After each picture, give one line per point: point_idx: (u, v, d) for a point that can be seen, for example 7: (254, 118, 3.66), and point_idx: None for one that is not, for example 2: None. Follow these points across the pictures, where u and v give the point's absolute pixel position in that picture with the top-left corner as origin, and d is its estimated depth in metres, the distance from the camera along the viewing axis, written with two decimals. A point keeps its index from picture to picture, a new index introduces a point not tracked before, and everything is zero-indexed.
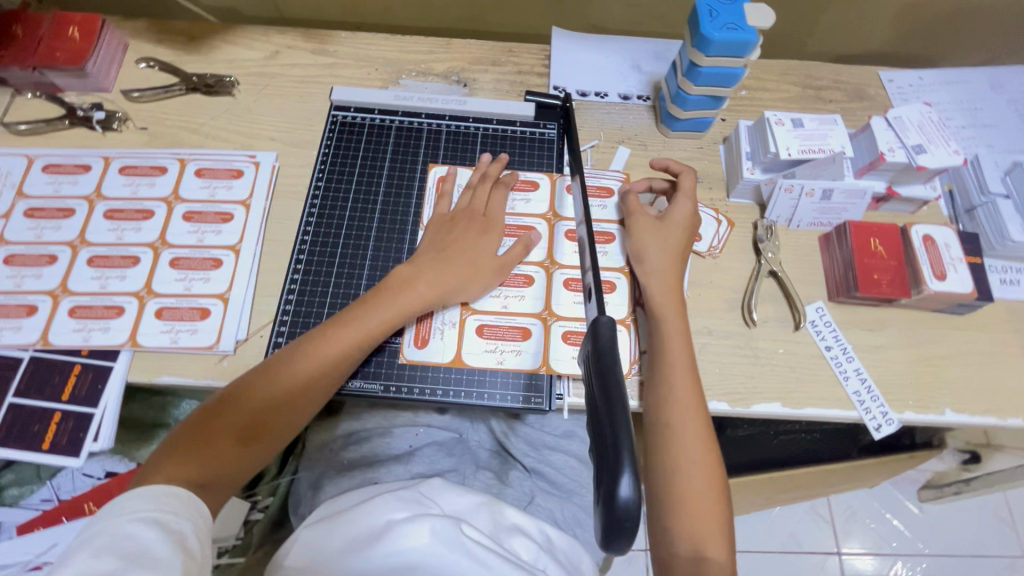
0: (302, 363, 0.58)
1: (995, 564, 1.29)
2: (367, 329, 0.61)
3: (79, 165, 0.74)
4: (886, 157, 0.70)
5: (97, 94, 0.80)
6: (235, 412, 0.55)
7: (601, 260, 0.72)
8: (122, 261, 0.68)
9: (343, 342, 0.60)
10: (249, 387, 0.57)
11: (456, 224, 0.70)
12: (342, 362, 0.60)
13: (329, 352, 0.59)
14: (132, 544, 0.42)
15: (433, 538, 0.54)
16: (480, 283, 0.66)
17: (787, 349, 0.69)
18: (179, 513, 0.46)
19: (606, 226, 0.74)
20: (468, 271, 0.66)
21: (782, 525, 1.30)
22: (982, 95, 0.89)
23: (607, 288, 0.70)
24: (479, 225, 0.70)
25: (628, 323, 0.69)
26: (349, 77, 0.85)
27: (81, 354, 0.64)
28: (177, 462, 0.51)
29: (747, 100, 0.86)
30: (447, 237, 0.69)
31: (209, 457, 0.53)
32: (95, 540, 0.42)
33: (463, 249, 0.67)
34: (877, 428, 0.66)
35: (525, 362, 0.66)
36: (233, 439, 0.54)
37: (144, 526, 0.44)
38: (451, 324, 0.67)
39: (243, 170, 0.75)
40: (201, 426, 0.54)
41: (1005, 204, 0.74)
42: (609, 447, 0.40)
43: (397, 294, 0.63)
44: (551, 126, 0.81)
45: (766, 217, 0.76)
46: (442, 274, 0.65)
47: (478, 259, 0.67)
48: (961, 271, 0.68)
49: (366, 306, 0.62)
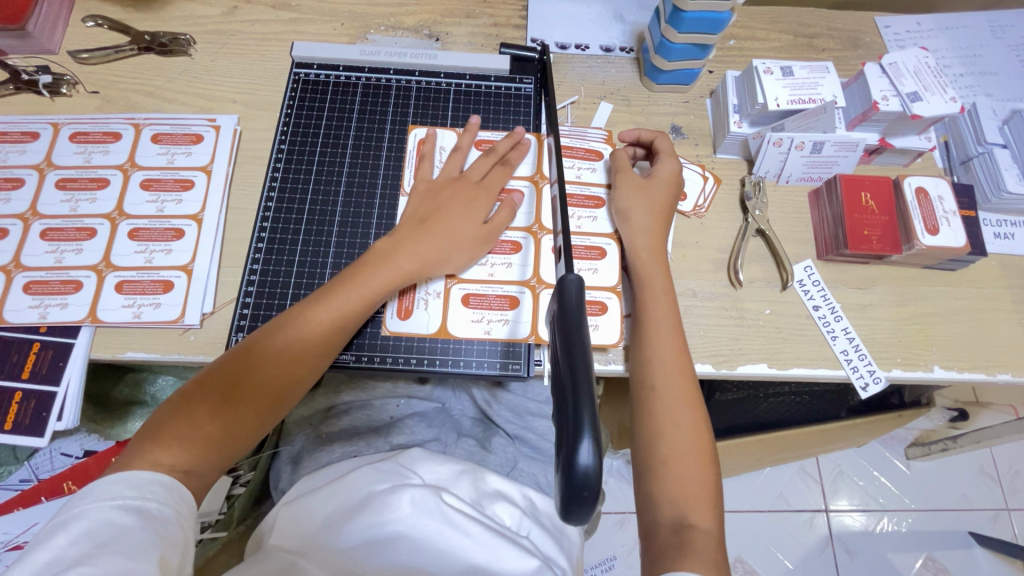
0: (285, 341, 0.54)
1: (980, 517, 1.31)
2: (351, 303, 0.57)
3: (27, 132, 0.70)
4: (879, 106, 0.66)
5: (43, 56, 0.75)
6: (218, 396, 0.51)
7: (592, 226, 0.69)
8: (78, 233, 0.65)
9: (328, 317, 0.56)
10: (229, 368, 0.53)
11: (440, 189, 0.66)
12: (328, 339, 0.56)
13: (313, 328, 0.55)
14: (110, 535, 0.40)
15: (412, 509, 0.53)
16: (466, 253, 0.63)
17: (774, 310, 0.67)
18: (162, 500, 0.45)
19: (597, 189, 0.71)
20: (455, 242, 0.62)
21: (772, 486, 1.32)
22: (983, 40, 0.84)
23: (598, 254, 0.68)
24: (468, 191, 0.66)
25: (620, 291, 0.66)
26: (313, 33, 0.79)
27: (39, 331, 0.61)
28: (155, 450, 0.48)
29: (736, 49, 0.81)
30: (430, 204, 0.64)
31: (191, 445, 0.49)
32: (73, 524, 0.41)
33: (451, 218, 0.63)
34: (865, 387, 0.64)
35: (511, 331, 0.64)
36: (218, 425, 0.50)
37: (124, 516, 0.42)
38: (436, 294, 0.65)
39: (203, 134, 0.71)
40: (179, 413, 0.50)
41: (1002, 153, 0.71)
42: (569, 410, 0.37)
43: (381, 265, 0.59)
44: (527, 81, 0.77)
45: (754, 172, 0.73)
46: (427, 245, 0.61)
47: (463, 225, 0.63)
48: (954, 225, 0.66)
49: (350, 281, 0.58)
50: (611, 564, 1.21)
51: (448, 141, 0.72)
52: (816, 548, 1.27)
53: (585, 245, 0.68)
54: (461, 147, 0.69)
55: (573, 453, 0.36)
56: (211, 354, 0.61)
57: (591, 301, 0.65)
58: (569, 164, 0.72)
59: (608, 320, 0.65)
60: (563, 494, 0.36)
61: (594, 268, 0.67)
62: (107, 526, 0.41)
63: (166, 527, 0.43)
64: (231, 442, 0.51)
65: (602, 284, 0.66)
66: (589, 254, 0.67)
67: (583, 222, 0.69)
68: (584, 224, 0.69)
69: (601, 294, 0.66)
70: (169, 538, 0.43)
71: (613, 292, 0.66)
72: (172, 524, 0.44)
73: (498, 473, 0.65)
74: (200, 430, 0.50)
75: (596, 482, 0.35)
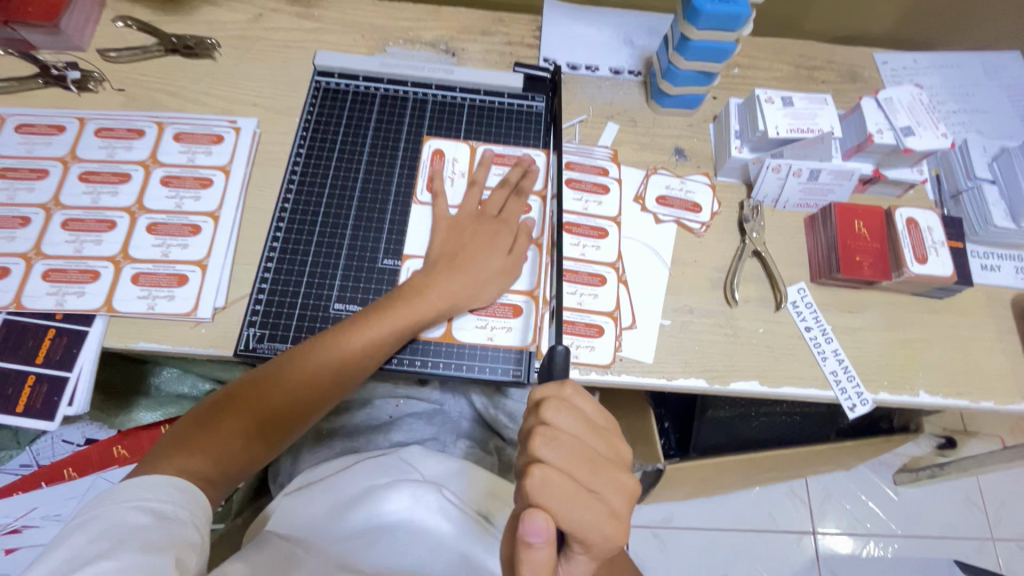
0: (311, 367, 0.57)
1: (965, 545, 1.33)
2: (379, 337, 0.59)
3: (53, 126, 0.72)
4: (874, 138, 0.69)
5: (73, 53, 0.78)
6: (246, 412, 0.55)
7: (595, 254, 0.71)
8: (98, 225, 0.67)
9: (354, 349, 0.58)
10: (261, 386, 0.56)
11: (463, 225, 0.68)
12: (353, 369, 0.59)
13: (341, 356, 0.58)
14: (126, 532, 0.43)
15: (410, 501, 0.56)
16: (493, 288, 0.65)
17: (767, 329, 0.70)
18: (178, 503, 0.47)
19: (601, 221, 0.73)
20: (483, 278, 0.65)
21: (760, 506, 1.33)
22: (976, 80, 0.88)
23: (598, 281, 0.70)
24: (490, 226, 0.68)
25: (616, 315, 0.68)
26: (334, 42, 0.82)
27: (55, 318, 0.63)
28: (181, 455, 0.51)
29: (739, 78, 0.84)
30: (457, 242, 0.66)
31: (213, 454, 0.52)
32: (91, 523, 0.43)
33: (478, 256, 0.65)
34: (852, 408, 0.67)
35: (515, 338, 0.66)
36: (241, 439, 0.54)
37: (141, 517, 0.44)
38: None
39: (224, 135, 0.73)
40: (206, 422, 0.54)
41: (990, 189, 0.74)
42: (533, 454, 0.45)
43: (412, 301, 0.62)
44: (539, 99, 0.80)
45: (752, 196, 0.75)
46: (457, 283, 0.63)
47: (489, 260, 0.65)
48: (941, 255, 0.69)
49: (382, 314, 0.60)
50: None
51: (461, 153, 0.75)
52: (803, 570, 1.28)
53: (586, 272, 0.70)
54: (476, 179, 0.72)
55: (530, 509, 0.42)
56: (221, 347, 0.63)
57: (587, 323, 0.68)
58: (577, 197, 0.74)
59: (603, 342, 0.67)
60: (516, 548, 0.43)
61: (594, 293, 0.69)
62: (125, 524, 0.43)
63: (182, 528, 0.46)
64: (252, 455, 0.55)
65: (601, 309, 0.68)
66: (590, 280, 0.70)
67: (587, 251, 0.71)
68: (588, 252, 0.71)
69: (599, 318, 0.68)
70: (186, 538, 0.45)
71: (610, 317, 0.68)
72: (188, 526, 0.46)
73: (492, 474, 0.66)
74: (223, 441, 0.53)
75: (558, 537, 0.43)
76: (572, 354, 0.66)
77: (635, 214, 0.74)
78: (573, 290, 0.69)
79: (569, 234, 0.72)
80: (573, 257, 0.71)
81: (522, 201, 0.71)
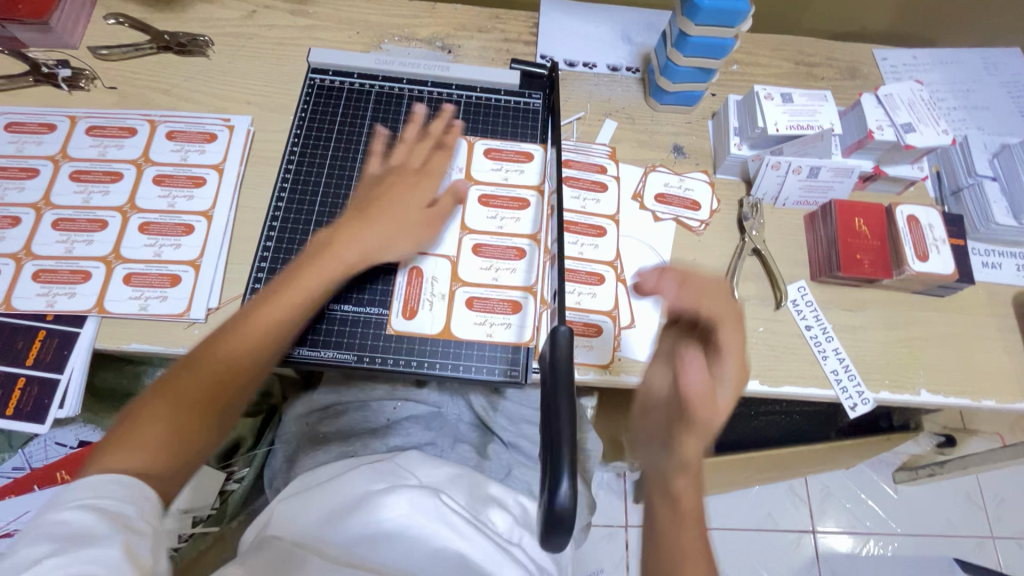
0: (238, 335, 0.52)
1: (965, 544, 1.33)
2: (307, 288, 0.57)
3: (43, 124, 0.71)
4: (874, 135, 0.69)
5: (63, 51, 0.77)
6: (172, 395, 0.48)
7: (593, 254, 0.70)
8: (89, 225, 0.66)
9: (280, 312, 0.55)
10: (184, 368, 0.50)
11: (385, 178, 0.66)
12: (283, 331, 0.55)
13: (267, 321, 0.54)
14: (73, 535, 0.36)
15: (410, 509, 0.55)
16: (408, 238, 0.64)
17: (767, 328, 0.69)
18: (127, 500, 0.40)
19: (599, 220, 0.72)
20: (399, 226, 0.63)
21: (760, 504, 1.33)
22: (977, 76, 0.87)
23: (596, 280, 0.69)
24: (404, 178, 0.67)
25: (615, 315, 0.67)
26: (329, 40, 0.81)
27: (46, 319, 0.62)
28: (107, 461, 0.43)
29: (738, 74, 0.84)
30: (373, 194, 0.65)
31: (153, 444, 0.45)
32: (33, 529, 0.37)
33: (380, 208, 0.63)
34: (853, 407, 0.66)
35: (513, 336, 0.66)
36: (179, 420, 0.47)
37: (86, 517, 0.38)
38: (440, 296, 0.66)
39: (217, 133, 0.72)
40: (126, 420, 0.46)
41: (991, 185, 0.73)
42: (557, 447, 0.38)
43: (325, 260, 0.59)
44: (536, 96, 0.79)
45: (752, 194, 0.75)
46: (368, 232, 0.62)
47: (405, 207, 0.64)
48: (943, 252, 0.68)
49: (290, 274, 0.57)
50: None
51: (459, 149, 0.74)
52: (803, 569, 1.27)
53: (584, 271, 0.69)
54: (430, 133, 0.72)
55: (553, 492, 0.36)
56: None
57: (585, 324, 0.67)
58: (576, 196, 0.73)
59: (602, 342, 0.66)
60: (544, 522, 0.36)
61: (593, 292, 0.68)
62: (104, 513, 0.39)
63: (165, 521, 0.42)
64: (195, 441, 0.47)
65: (599, 308, 0.68)
66: (589, 280, 0.69)
67: (585, 250, 0.70)
68: (586, 252, 0.70)
69: (596, 317, 0.67)
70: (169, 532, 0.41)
71: (609, 316, 0.67)
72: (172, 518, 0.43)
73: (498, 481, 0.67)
74: (159, 429, 0.46)
75: (572, 517, 0.36)
76: None
77: (634, 211, 0.73)
78: (573, 289, 0.68)
79: (568, 233, 0.71)
80: (571, 256, 0.70)
81: (449, 154, 0.71)
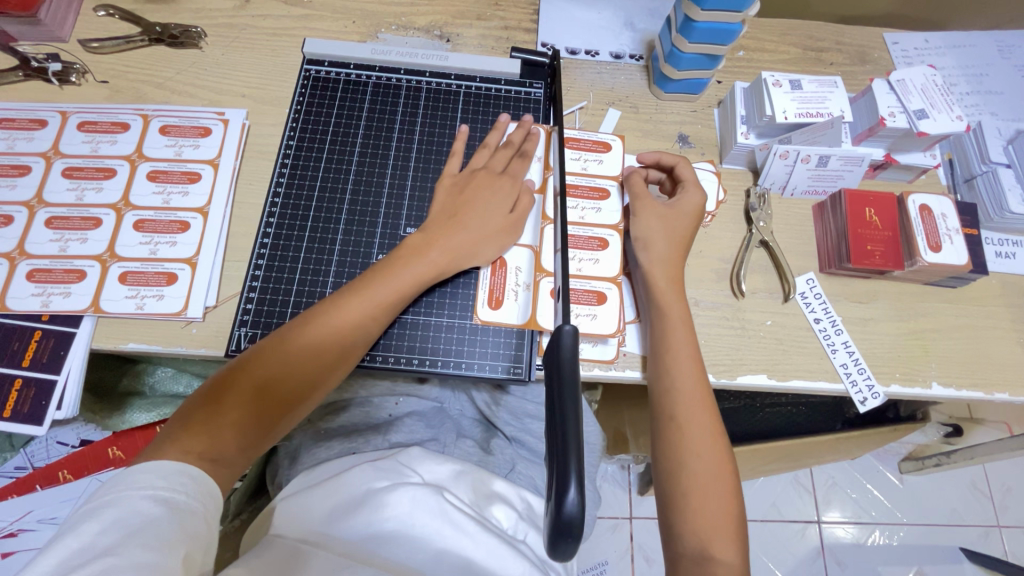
0: (321, 329, 0.55)
1: (971, 533, 1.32)
2: (387, 294, 0.58)
3: (35, 120, 0.69)
4: (886, 122, 0.67)
5: (53, 44, 0.75)
6: (248, 384, 0.52)
7: (595, 217, 0.70)
8: (83, 223, 0.65)
9: (363, 311, 0.57)
10: (261, 357, 0.54)
11: (465, 182, 0.66)
12: (363, 331, 0.57)
13: (348, 319, 0.56)
14: (138, 525, 0.40)
15: (411, 507, 0.54)
16: (493, 245, 0.64)
17: (775, 321, 0.68)
18: (191, 493, 0.44)
19: (602, 182, 0.71)
20: (482, 236, 0.63)
21: (765, 495, 1.32)
22: (991, 60, 0.85)
23: (598, 245, 0.68)
24: (491, 180, 0.66)
25: (619, 282, 0.67)
26: (324, 30, 0.79)
27: (41, 320, 0.61)
28: (185, 438, 0.48)
29: (744, 61, 0.81)
30: (457, 197, 0.65)
31: (221, 432, 0.49)
32: (102, 510, 0.40)
33: (475, 211, 0.64)
34: (863, 401, 0.65)
35: (514, 317, 0.65)
36: (246, 413, 0.51)
37: (152, 507, 0.41)
38: (525, 286, 0.66)
39: (211, 128, 0.71)
40: (210, 400, 0.51)
41: (1005, 173, 0.71)
42: (560, 450, 0.37)
43: (411, 261, 0.60)
44: (537, 85, 0.77)
45: (760, 184, 0.73)
46: (454, 240, 0.62)
47: (487, 214, 0.64)
48: (956, 242, 0.66)
49: (372, 278, 0.59)
50: (603, 568, 1.22)
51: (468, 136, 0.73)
52: (807, 559, 1.27)
53: (585, 236, 0.69)
54: (511, 141, 0.71)
55: (560, 494, 0.35)
56: (213, 348, 0.61)
57: (587, 290, 0.66)
58: (576, 156, 0.73)
59: (605, 310, 0.65)
60: (550, 528, 0.35)
61: (594, 258, 0.68)
62: (136, 516, 0.40)
63: (192, 522, 0.43)
64: (258, 433, 0.52)
65: (603, 274, 0.67)
66: (590, 244, 0.68)
67: (586, 214, 0.70)
68: (587, 215, 0.70)
69: (600, 284, 0.66)
70: (195, 534, 0.42)
71: (613, 283, 0.66)
72: (199, 519, 0.43)
73: (501, 477, 0.66)
74: (228, 418, 0.50)
75: (580, 524, 0.35)
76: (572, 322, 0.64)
77: None
78: (571, 255, 0.67)
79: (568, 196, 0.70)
80: (572, 221, 0.69)
81: (527, 163, 0.70)
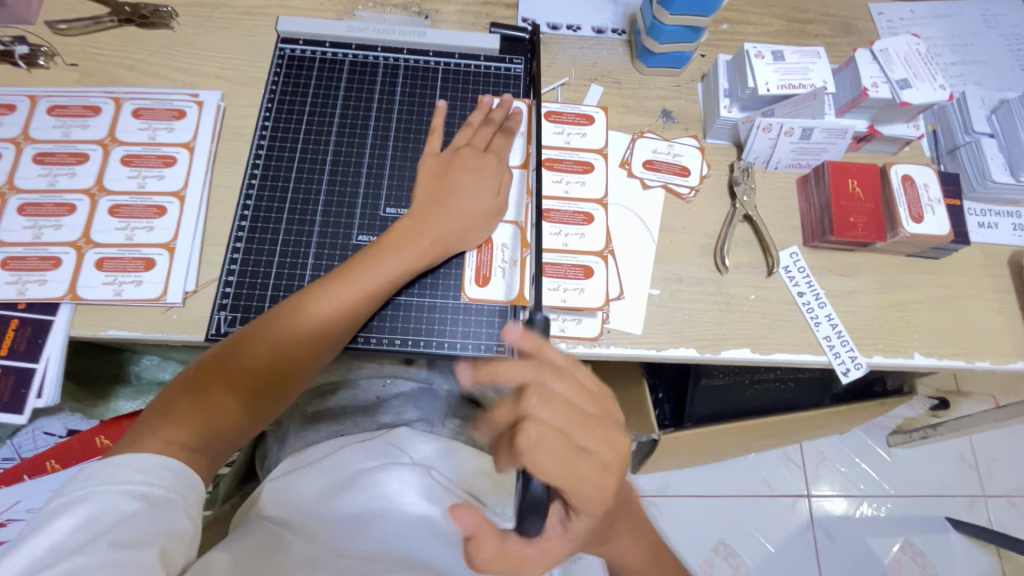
0: (310, 319, 0.54)
1: (957, 503, 1.35)
2: (377, 282, 0.58)
3: (3, 105, 0.68)
4: (868, 93, 0.67)
5: (20, 27, 0.73)
6: (235, 373, 0.51)
7: (580, 191, 0.69)
8: (57, 209, 0.64)
9: (351, 299, 0.56)
10: (246, 345, 0.53)
11: (449, 162, 0.65)
12: (353, 319, 0.57)
13: (336, 305, 0.56)
14: (111, 523, 0.40)
15: (401, 486, 0.55)
16: (481, 228, 0.64)
17: (759, 296, 0.68)
18: (171, 488, 0.44)
19: (586, 155, 0.71)
20: (468, 219, 0.63)
21: (756, 471, 1.34)
22: (975, 29, 0.84)
23: (583, 219, 0.68)
24: (478, 161, 0.65)
25: (606, 255, 0.66)
26: (299, 8, 0.78)
27: (18, 308, 0.60)
28: (169, 426, 0.48)
29: (728, 33, 0.80)
30: (443, 177, 0.64)
31: (208, 421, 0.49)
32: (76, 507, 0.40)
33: (461, 193, 0.63)
34: (846, 372, 0.65)
35: (501, 293, 0.65)
36: (235, 402, 0.51)
37: (128, 502, 0.41)
38: (512, 261, 0.66)
39: (185, 110, 0.69)
40: (199, 387, 0.50)
41: (988, 143, 0.71)
42: None
43: (400, 247, 0.60)
44: (517, 61, 0.76)
45: (743, 158, 0.72)
46: (442, 223, 0.62)
47: (474, 197, 0.63)
48: (938, 212, 0.66)
49: (366, 264, 0.58)
50: None
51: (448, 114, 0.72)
52: (797, 532, 1.29)
53: (569, 211, 0.68)
54: (493, 118, 0.70)
55: None
56: (193, 332, 0.61)
57: (574, 264, 0.66)
58: (559, 131, 0.72)
59: (593, 284, 0.65)
60: None
61: (580, 233, 0.67)
62: (110, 513, 0.40)
63: (171, 516, 0.42)
64: (247, 419, 0.52)
65: (589, 248, 0.67)
66: (575, 219, 0.68)
67: (570, 187, 0.69)
68: (572, 189, 0.69)
69: (586, 258, 0.66)
70: (174, 529, 0.42)
71: (599, 256, 0.66)
72: (179, 513, 0.43)
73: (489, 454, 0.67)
74: (217, 407, 0.50)
75: None
76: (560, 297, 0.64)
77: (621, 179, 0.71)
78: (558, 230, 0.67)
79: (551, 171, 0.70)
80: (556, 195, 0.69)
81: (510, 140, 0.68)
